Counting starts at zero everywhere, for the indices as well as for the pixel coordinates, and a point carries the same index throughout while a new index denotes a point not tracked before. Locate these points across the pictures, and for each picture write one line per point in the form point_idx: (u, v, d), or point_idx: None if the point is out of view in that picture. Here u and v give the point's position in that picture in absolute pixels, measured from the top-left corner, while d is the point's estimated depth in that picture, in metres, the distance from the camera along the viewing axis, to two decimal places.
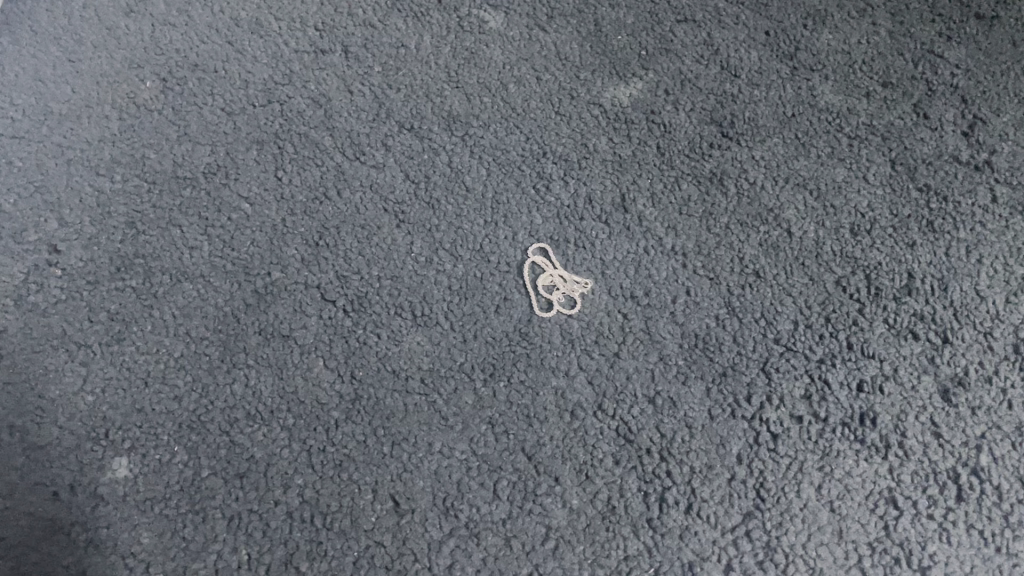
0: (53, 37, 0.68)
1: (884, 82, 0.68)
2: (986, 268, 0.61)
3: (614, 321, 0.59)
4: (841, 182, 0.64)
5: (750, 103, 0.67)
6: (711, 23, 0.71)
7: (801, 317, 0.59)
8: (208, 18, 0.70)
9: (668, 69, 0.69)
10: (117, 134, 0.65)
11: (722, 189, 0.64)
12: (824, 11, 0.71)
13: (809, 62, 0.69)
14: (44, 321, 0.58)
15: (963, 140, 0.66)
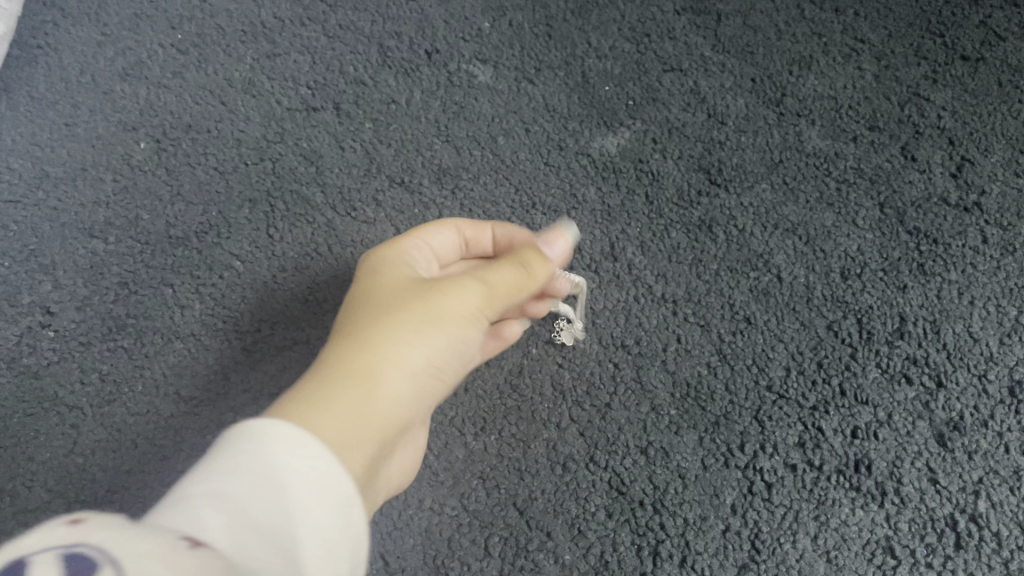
0: (50, 102, 0.70)
1: (871, 126, 0.69)
2: (979, 310, 0.61)
3: (605, 371, 0.58)
4: (831, 227, 0.64)
5: (737, 149, 0.68)
6: (697, 71, 0.71)
7: (793, 363, 0.59)
8: (202, 79, 0.71)
9: (655, 118, 0.69)
10: (112, 196, 0.66)
11: (711, 235, 0.64)
12: (809, 57, 0.72)
13: (795, 107, 0.70)
14: (36, 383, 0.58)
15: (952, 181, 0.66)
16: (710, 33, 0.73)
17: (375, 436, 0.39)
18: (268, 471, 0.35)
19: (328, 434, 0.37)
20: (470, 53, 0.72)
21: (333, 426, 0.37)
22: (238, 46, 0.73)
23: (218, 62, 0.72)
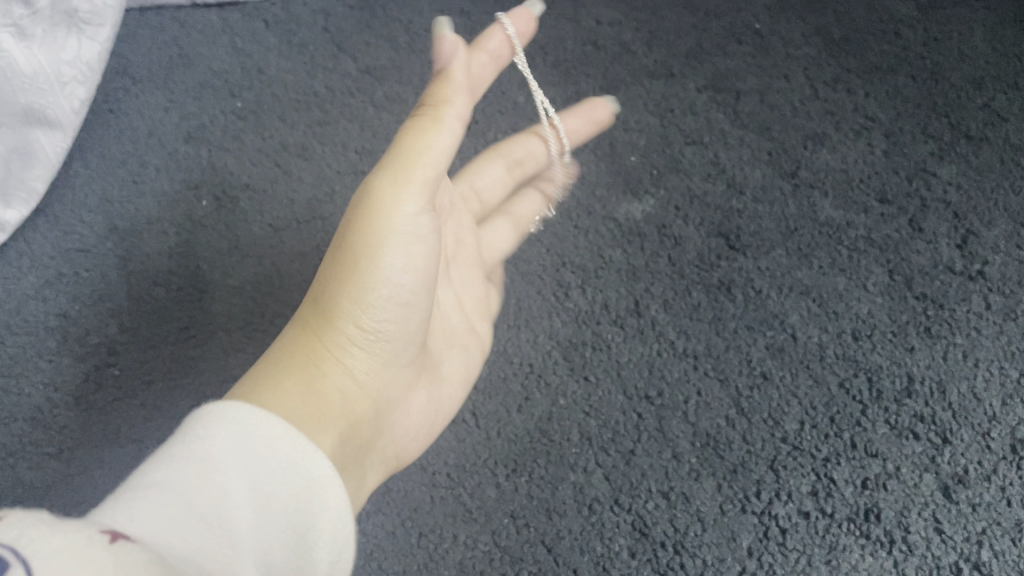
0: (120, 160, 0.76)
1: (881, 198, 0.74)
2: (983, 371, 0.65)
3: (629, 420, 0.63)
4: (842, 290, 0.69)
5: (755, 217, 0.72)
6: (717, 144, 0.77)
7: (807, 417, 0.63)
8: (260, 143, 0.77)
9: (678, 187, 0.74)
10: (175, 248, 0.71)
11: (730, 296, 0.68)
12: (823, 133, 0.77)
13: (809, 180, 0.75)
14: (103, 418, 0.64)
15: (957, 251, 0.71)
16: (730, 109, 0.79)
17: (332, 401, 0.49)
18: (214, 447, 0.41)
19: (276, 399, 0.47)
20: (507, 124, 0.78)
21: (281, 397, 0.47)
22: (293, 113, 0.79)
23: (275, 127, 0.78)
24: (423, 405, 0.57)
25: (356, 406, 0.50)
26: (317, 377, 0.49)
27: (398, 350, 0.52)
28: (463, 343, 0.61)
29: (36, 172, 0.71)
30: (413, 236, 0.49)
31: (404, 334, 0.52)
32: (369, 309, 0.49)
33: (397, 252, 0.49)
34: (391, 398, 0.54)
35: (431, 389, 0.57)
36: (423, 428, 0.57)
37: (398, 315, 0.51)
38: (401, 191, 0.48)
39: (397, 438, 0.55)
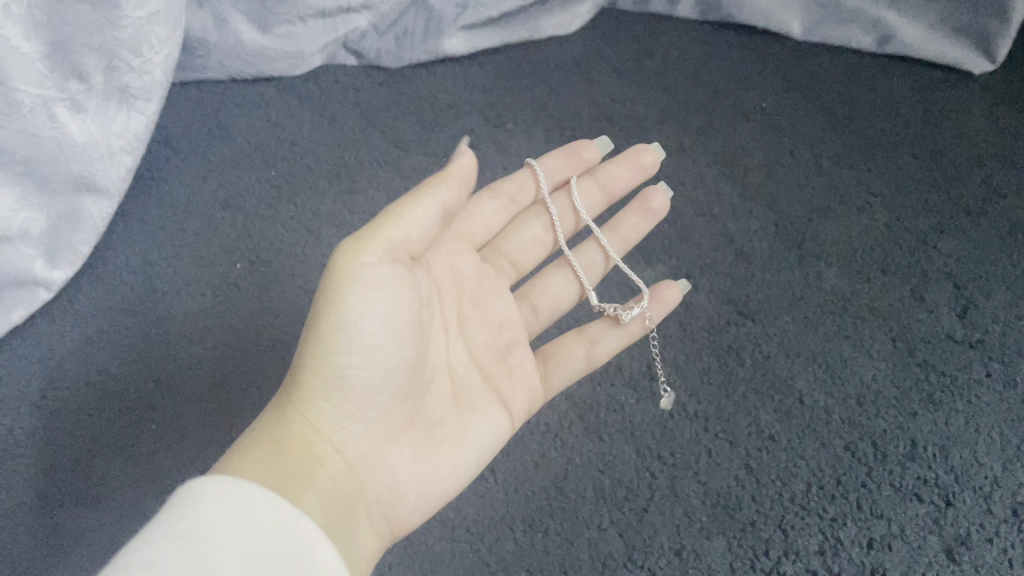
0: (160, 225, 0.81)
1: (884, 269, 0.77)
2: (984, 436, 0.67)
3: (642, 479, 0.65)
4: (848, 356, 0.72)
5: (763, 285, 0.76)
6: (726, 216, 0.81)
7: (814, 478, 0.65)
8: (293, 210, 0.82)
9: (689, 255, 0.78)
10: (210, 308, 0.75)
11: (739, 361, 0.71)
12: (828, 206, 0.82)
13: (814, 250, 0.78)
14: (139, 469, 0.68)
15: (958, 320, 0.74)
16: (738, 183, 0.83)
17: (302, 463, 0.50)
18: (192, 523, 0.43)
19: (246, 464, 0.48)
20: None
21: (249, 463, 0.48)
22: (324, 182, 0.84)
23: (307, 195, 0.83)
24: (412, 469, 0.54)
25: (329, 468, 0.50)
26: (289, 438, 0.50)
27: (375, 409, 0.51)
28: (474, 404, 0.57)
29: (80, 235, 0.75)
30: (375, 291, 0.48)
31: (380, 392, 0.51)
32: (335, 369, 0.49)
33: (359, 312, 0.48)
34: (378, 462, 0.53)
35: (422, 449, 0.54)
36: (413, 490, 0.54)
37: (369, 373, 0.50)
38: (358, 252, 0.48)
39: (388, 502, 0.53)
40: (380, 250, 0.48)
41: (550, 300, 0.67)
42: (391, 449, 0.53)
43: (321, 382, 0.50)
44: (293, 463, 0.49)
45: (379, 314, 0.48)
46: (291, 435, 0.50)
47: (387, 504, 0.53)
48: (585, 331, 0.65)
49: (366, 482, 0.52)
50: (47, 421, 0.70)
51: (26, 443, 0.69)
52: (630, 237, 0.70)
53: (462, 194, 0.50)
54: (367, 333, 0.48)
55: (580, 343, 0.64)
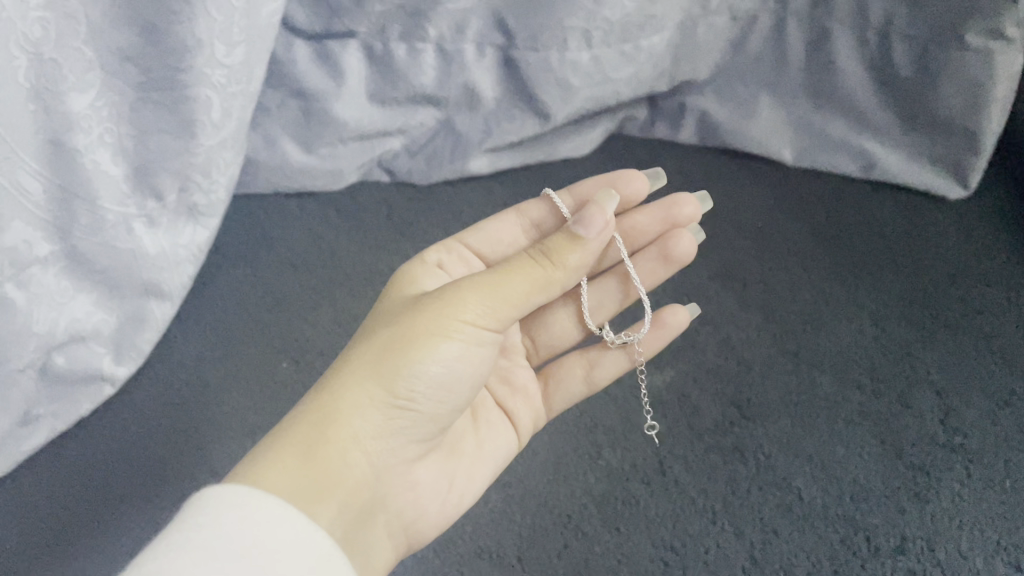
0: (215, 327, 0.91)
1: (872, 376, 0.85)
2: (967, 533, 0.74)
3: (657, 568, 0.72)
4: (841, 457, 0.79)
5: (762, 388, 0.84)
6: (727, 324, 0.89)
7: (813, 570, 0.72)
8: (334, 316, 0.92)
9: (695, 360, 0.86)
10: (261, 405, 0.85)
11: (743, 459, 0.79)
12: (820, 317, 0.90)
13: (808, 357, 0.86)
14: None
15: (941, 425, 0.81)
16: (738, 295, 0.92)
17: (342, 472, 0.56)
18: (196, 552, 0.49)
19: (283, 475, 0.53)
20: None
21: (283, 472, 0.54)
22: (361, 293, 0.95)
23: (347, 303, 0.94)
24: (430, 484, 0.64)
25: (358, 473, 0.57)
26: (331, 448, 0.56)
27: (417, 433, 0.61)
28: (486, 422, 0.71)
29: (145, 336, 0.82)
30: (474, 342, 0.60)
31: (442, 420, 0.62)
32: (410, 392, 0.58)
33: (459, 354, 0.60)
34: (405, 480, 0.62)
35: (440, 467, 0.65)
36: (432, 504, 0.65)
37: (432, 404, 0.60)
38: (472, 300, 0.60)
39: (410, 515, 0.63)
40: (500, 313, 0.60)
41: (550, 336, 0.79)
42: (417, 467, 0.63)
43: (395, 407, 0.58)
44: (329, 473, 0.55)
45: (472, 359, 0.61)
46: (328, 446, 0.56)
47: (403, 517, 0.63)
48: (583, 357, 0.77)
49: (392, 497, 0.61)
50: (112, 506, 0.79)
51: (92, 526, 0.78)
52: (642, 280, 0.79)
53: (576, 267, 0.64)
54: (460, 375, 0.60)
55: (577, 367, 0.77)
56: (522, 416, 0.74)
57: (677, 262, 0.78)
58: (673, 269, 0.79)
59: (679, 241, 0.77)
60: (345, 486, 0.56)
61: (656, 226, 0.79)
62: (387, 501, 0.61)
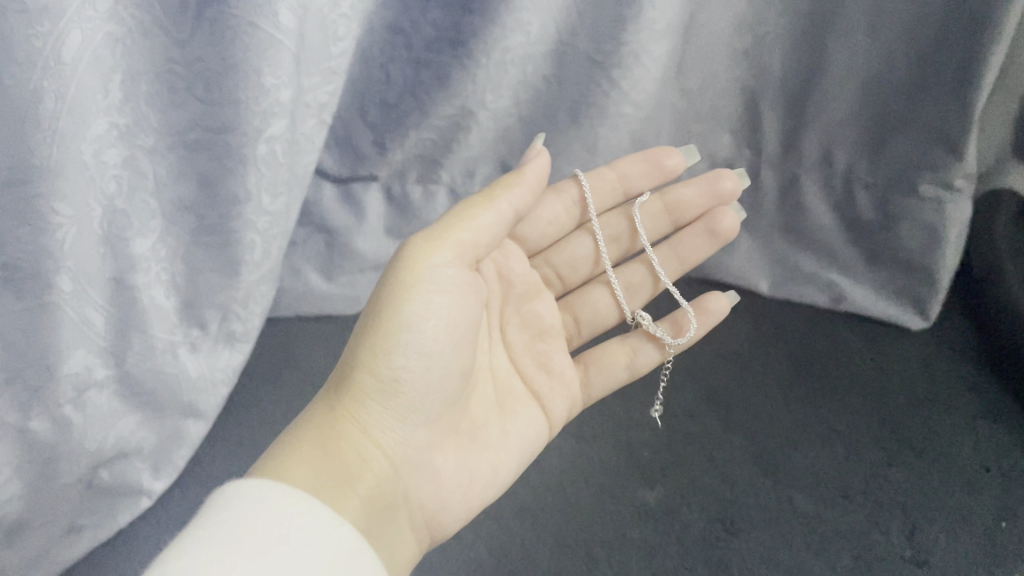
0: (242, 446, 0.99)
1: (844, 494, 0.94)
2: None
3: None
4: (816, 570, 0.87)
5: (744, 506, 0.93)
6: (712, 445, 0.99)
7: None
8: None
9: (683, 478, 0.96)
10: None
11: (728, 572, 0.87)
12: (797, 439, 0.99)
13: (786, 476, 0.95)
14: None
15: (907, 541, 0.90)
16: (722, 418, 1.02)
17: (346, 456, 0.67)
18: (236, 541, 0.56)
19: (293, 468, 0.63)
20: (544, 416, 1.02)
21: (290, 462, 0.64)
22: None
23: None
24: (453, 469, 0.74)
25: (367, 462, 0.68)
26: (335, 437, 0.67)
27: (418, 414, 0.70)
28: (513, 410, 0.81)
29: (181, 451, 0.90)
30: (439, 293, 0.67)
31: (435, 392, 0.70)
32: (393, 371, 0.67)
33: (423, 310, 0.67)
34: (423, 467, 0.72)
35: (461, 454, 0.75)
36: (455, 490, 0.74)
37: (418, 377, 0.68)
38: (429, 253, 0.67)
39: (431, 507, 0.73)
40: (452, 251, 0.68)
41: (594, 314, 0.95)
42: (437, 457, 0.73)
43: (385, 388, 0.68)
44: (332, 461, 0.66)
45: (442, 316, 0.68)
46: (333, 433, 0.67)
47: (425, 507, 0.72)
48: (628, 347, 0.91)
49: (412, 487, 0.71)
50: None
51: None
52: (684, 255, 0.96)
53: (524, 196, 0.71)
54: (434, 328, 0.67)
55: (621, 356, 0.91)
56: (553, 401, 0.85)
57: (722, 235, 0.94)
58: (717, 248, 0.96)
59: (729, 221, 0.94)
60: (351, 468, 0.67)
61: (697, 210, 0.95)
62: (409, 493, 0.71)
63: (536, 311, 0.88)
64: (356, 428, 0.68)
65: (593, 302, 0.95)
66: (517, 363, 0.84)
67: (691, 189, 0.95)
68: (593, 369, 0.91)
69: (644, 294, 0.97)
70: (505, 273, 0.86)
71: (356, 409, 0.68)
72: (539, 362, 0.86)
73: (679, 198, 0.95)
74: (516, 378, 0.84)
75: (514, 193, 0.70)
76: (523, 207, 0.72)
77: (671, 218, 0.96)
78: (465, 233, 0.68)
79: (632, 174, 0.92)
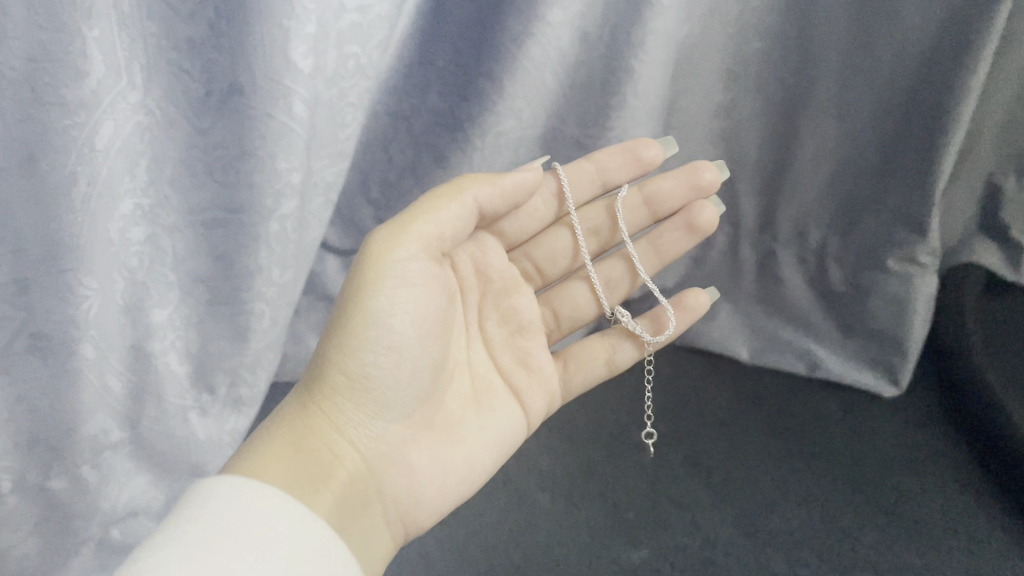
0: None
1: (818, 554, 0.99)
2: None
3: None
4: None
5: (723, 566, 0.98)
6: (693, 507, 1.04)
7: None
8: None
9: (665, 539, 1.01)
10: None
11: None
12: (774, 501, 1.05)
13: (763, 537, 1.00)
14: None
15: None
16: (704, 481, 1.07)
17: (318, 452, 0.75)
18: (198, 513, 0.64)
19: (262, 468, 0.71)
20: (519, 463, 1.11)
21: (263, 463, 0.72)
22: None
23: None
24: (427, 461, 0.80)
25: (341, 454, 0.76)
26: (309, 433, 0.75)
27: (388, 408, 0.77)
28: (487, 407, 0.87)
29: None
30: (404, 285, 0.74)
31: (405, 384, 0.76)
32: (362, 366, 0.75)
33: (393, 304, 0.74)
34: (396, 462, 0.78)
35: (435, 447, 0.81)
36: (429, 484, 0.80)
37: (385, 371, 0.75)
38: (393, 245, 0.74)
39: (408, 501, 0.79)
40: (418, 243, 0.75)
41: (573, 309, 1.02)
42: (411, 452, 0.79)
43: (355, 380, 0.75)
44: (303, 455, 0.74)
45: (409, 309, 0.74)
46: (307, 426, 0.76)
47: (400, 501, 0.79)
48: (607, 343, 1.00)
49: (387, 480, 0.78)
50: None
51: None
52: (664, 249, 1.01)
53: (495, 189, 0.78)
54: (401, 319, 0.74)
55: (601, 352, 0.99)
56: (530, 397, 0.91)
57: (701, 225, 0.98)
58: (695, 240, 1.00)
59: (705, 213, 0.98)
60: (325, 462, 0.74)
61: (675, 202, 0.99)
62: (383, 484, 0.78)
63: (516, 306, 0.93)
64: (328, 423, 0.76)
65: (572, 297, 1.02)
66: (495, 361, 0.91)
67: (669, 181, 0.98)
68: (573, 363, 0.98)
69: (622, 286, 1.03)
70: (483, 269, 0.91)
71: (328, 406, 0.76)
72: (518, 359, 0.92)
73: (658, 190, 0.98)
74: (494, 375, 0.90)
75: (480, 191, 0.77)
76: (490, 204, 0.79)
77: (649, 209, 1.00)
78: (429, 225, 0.75)
79: (609, 165, 0.94)
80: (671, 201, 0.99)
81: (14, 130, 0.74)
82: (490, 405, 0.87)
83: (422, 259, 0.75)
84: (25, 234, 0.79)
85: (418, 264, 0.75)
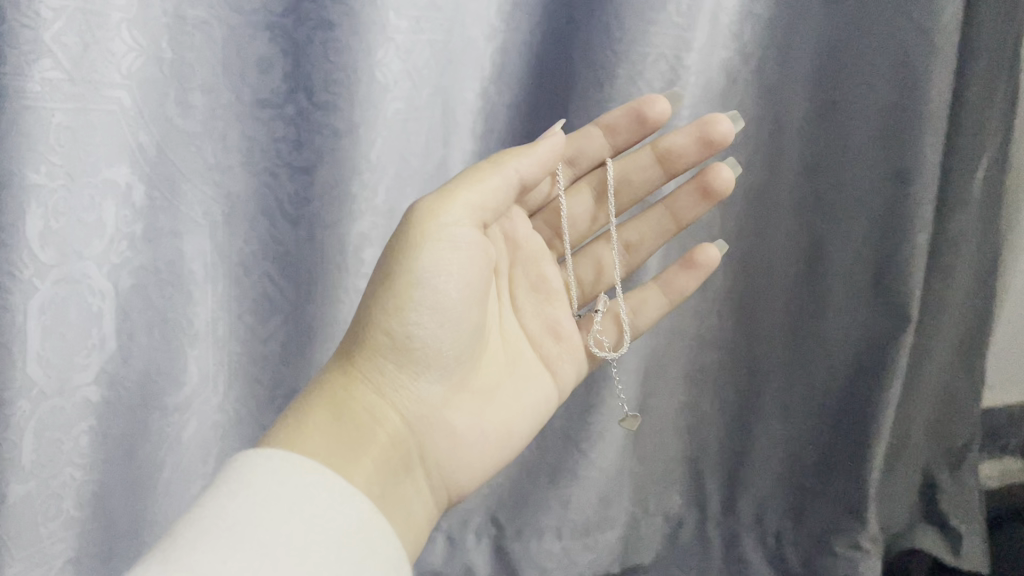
0: None
1: None
2: None
3: None
4: None
5: None
6: None
7: None
8: None
9: None
10: None
11: None
12: None
13: None
14: None
15: None
16: None
17: (361, 415, 0.80)
18: (240, 476, 0.67)
19: (299, 430, 0.75)
20: None
21: (303, 424, 0.76)
22: None
23: None
24: (467, 423, 0.88)
25: (384, 414, 0.82)
26: (351, 396, 0.81)
27: (430, 371, 0.84)
28: (522, 378, 0.96)
29: None
30: (447, 246, 0.80)
31: (444, 345, 0.83)
32: (402, 333, 0.81)
33: (435, 270, 0.80)
34: (440, 425, 0.86)
35: (471, 410, 0.89)
36: (473, 447, 0.88)
37: (424, 331, 0.81)
38: (438, 210, 0.80)
39: (451, 468, 0.87)
40: (463, 209, 0.80)
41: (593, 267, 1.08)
42: (455, 421, 0.87)
43: (394, 346, 0.82)
44: (342, 419, 0.79)
45: (454, 276, 0.81)
46: (347, 389, 0.81)
47: (442, 468, 0.86)
48: (632, 301, 1.06)
49: (430, 447, 0.85)
50: None
51: None
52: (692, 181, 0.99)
53: (533, 162, 0.82)
54: (444, 286, 0.80)
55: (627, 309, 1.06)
56: (562, 366, 1.01)
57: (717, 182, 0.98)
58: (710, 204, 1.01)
59: (716, 174, 0.99)
60: (371, 425, 0.80)
61: (693, 158, 0.98)
62: (427, 448, 0.85)
63: (544, 273, 1.01)
64: (374, 391, 0.82)
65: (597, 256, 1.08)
66: (527, 330, 1.00)
67: (682, 138, 0.97)
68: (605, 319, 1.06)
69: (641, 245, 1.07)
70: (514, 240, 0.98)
71: (371, 371, 0.82)
72: (548, 327, 1.01)
73: (670, 145, 0.98)
74: (526, 344, 0.99)
75: (522, 161, 0.81)
76: (531, 176, 0.83)
77: (664, 168, 1.00)
78: (473, 194, 0.80)
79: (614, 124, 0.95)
80: (686, 149, 0.97)
81: (123, 428, 0.99)
82: (525, 375, 0.97)
83: (465, 221, 0.81)
84: (115, 510, 1.02)
85: (461, 227, 0.81)
